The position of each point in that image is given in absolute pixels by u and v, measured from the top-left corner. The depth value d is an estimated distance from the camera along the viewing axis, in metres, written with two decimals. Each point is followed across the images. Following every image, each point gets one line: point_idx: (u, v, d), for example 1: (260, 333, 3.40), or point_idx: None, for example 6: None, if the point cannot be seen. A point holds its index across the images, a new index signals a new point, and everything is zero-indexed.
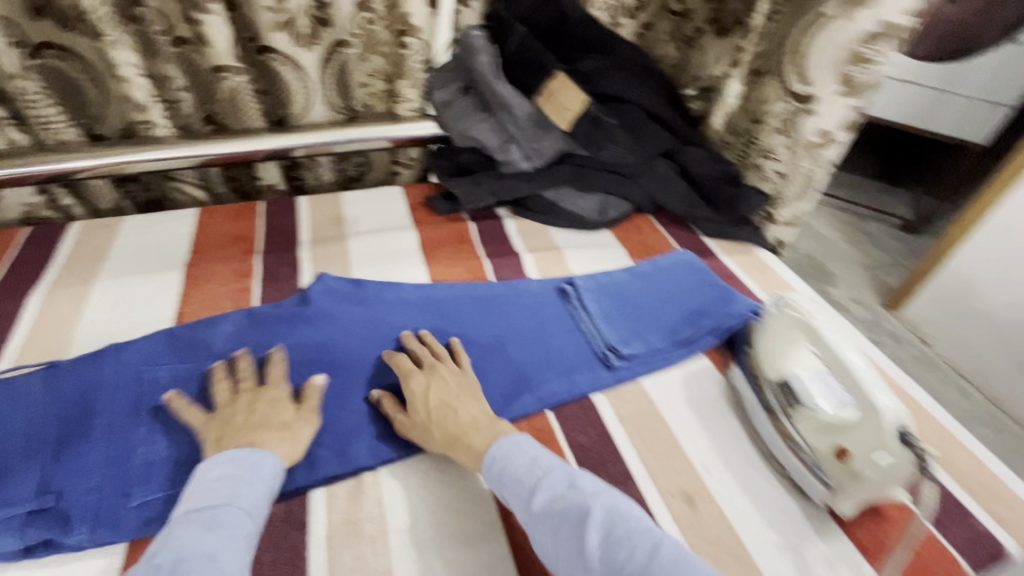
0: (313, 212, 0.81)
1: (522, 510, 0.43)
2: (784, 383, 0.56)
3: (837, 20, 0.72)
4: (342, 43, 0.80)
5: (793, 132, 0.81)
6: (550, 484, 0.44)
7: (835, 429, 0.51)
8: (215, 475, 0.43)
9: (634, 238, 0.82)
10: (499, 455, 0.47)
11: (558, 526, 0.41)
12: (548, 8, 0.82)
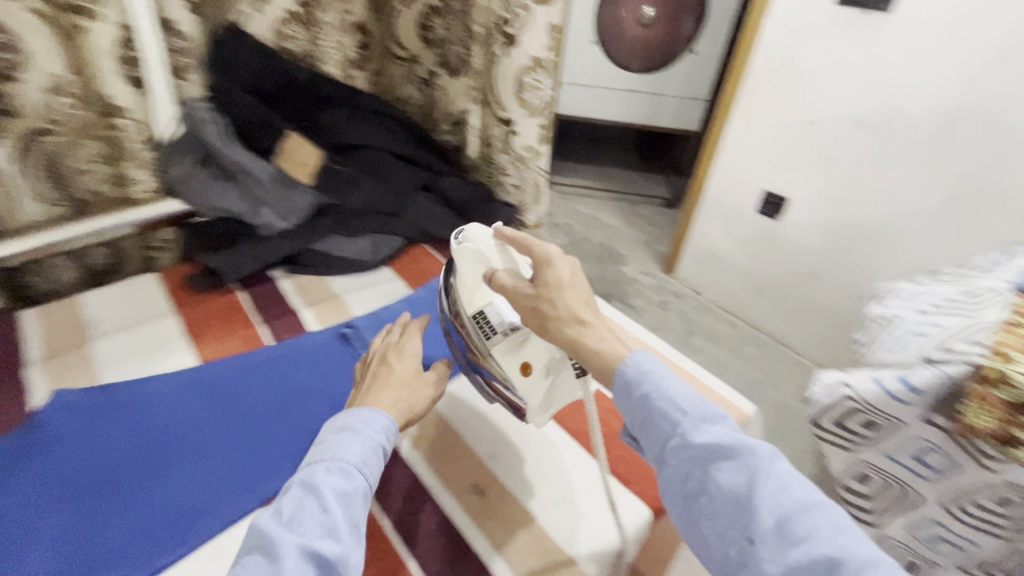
0: (43, 323, 0.71)
1: (664, 437, 0.40)
2: (478, 318, 0.55)
3: (503, 58, 0.84)
4: (40, 129, 0.72)
5: (512, 151, 0.93)
6: (708, 417, 0.39)
7: (520, 346, 0.53)
8: (333, 437, 0.46)
9: (412, 269, 0.87)
10: (642, 373, 0.41)
11: (700, 458, 0.38)
12: (274, 68, 0.85)
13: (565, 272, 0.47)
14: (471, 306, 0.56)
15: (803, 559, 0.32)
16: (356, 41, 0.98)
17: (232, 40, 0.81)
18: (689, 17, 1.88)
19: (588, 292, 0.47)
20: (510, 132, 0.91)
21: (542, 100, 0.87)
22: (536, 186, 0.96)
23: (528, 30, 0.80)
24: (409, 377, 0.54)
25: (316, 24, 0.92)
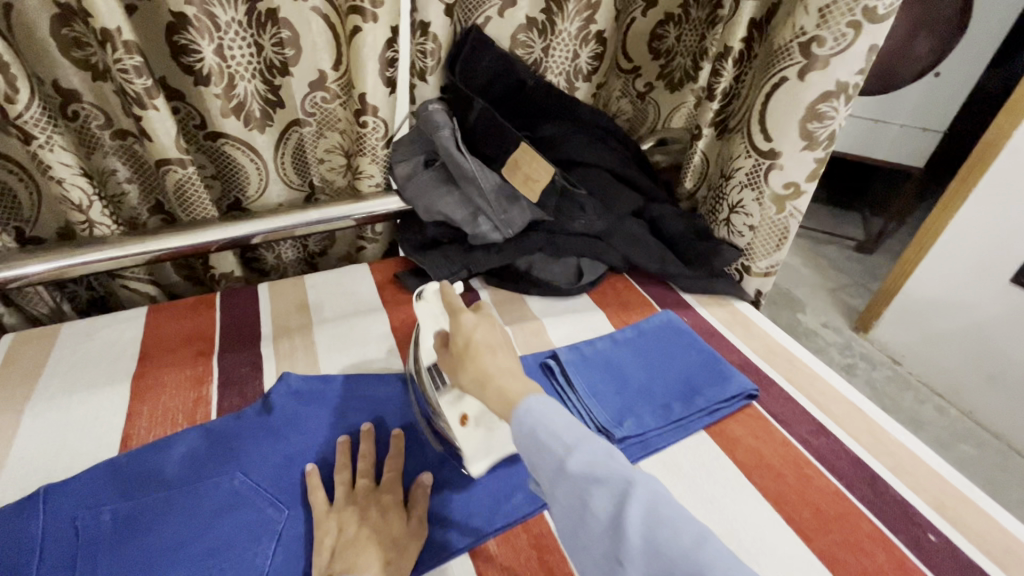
0: (274, 300, 0.76)
1: (552, 470, 0.40)
2: (431, 376, 0.56)
3: (793, 82, 0.72)
4: (298, 121, 0.79)
5: (760, 187, 0.80)
6: (587, 450, 0.40)
7: (459, 398, 0.55)
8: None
9: (613, 302, 0.81)
10: (528, 419, 0.42)
11: (582, 491, 0.38)
12: (508, 74, 0.80)
13: (477, 330, 0.49)
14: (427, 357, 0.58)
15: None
16: (590, 52, 0.90)
17: (476, 43, 0.77)
18: (930, 34, 1.47)
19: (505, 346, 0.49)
20: (769, 165, 0.79)
21: (828, 133, 0.74)
22: (784, 230, 0.82)
23: (841, 51, 0.68)
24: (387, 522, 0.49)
25: (553, 32, 0.85)
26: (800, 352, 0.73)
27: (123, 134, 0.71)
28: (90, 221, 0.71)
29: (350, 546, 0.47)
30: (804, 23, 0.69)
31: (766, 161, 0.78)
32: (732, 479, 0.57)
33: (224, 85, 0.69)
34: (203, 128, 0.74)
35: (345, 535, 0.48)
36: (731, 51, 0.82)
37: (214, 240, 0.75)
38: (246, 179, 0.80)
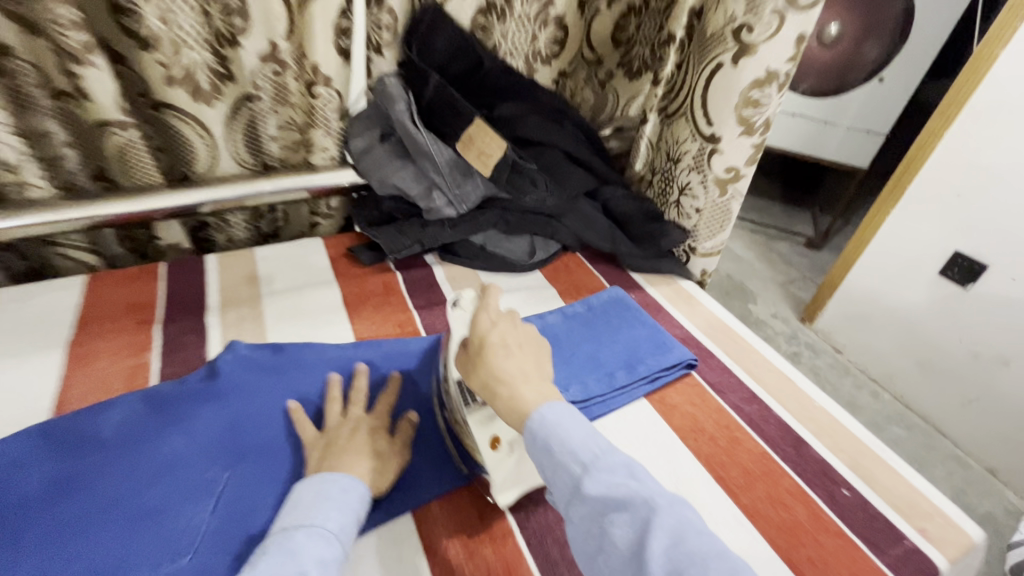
0: (222, 272, 0.75)
1: (571, 489, 0.41)
2: (461, 385, 0.55)
3: (727, 67, 0.75)
4: (250, 95, 0.76)
5: (704, 172, 0.84)
6: (607, 468, 0.41)
7: (490, 418, 0.54)
8: (308, 498, 0.47)
9: (566, 280, 0.82)
10: (543, 429, 0.44)
11: (599, 512, 0.39)
12: (469, 50, 0.81)
13: (493, 335, 0.51)
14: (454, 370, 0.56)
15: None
16: (549, 36, 0.93)
17: (433, 18, 0.77)
18: (879, 40, 1.60)
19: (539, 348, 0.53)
20: (710, 149, 0.82)
21: (764, 120, 0.77)
22: (725, 212, 0.86)
23: (770, 38, 0.71)
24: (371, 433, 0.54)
25: (508, 16, 0.86)
26: (739, 328, 0.77)
27: (58, 96, 0.66)
28: (25, 182, 0.69)
29: (341, 453, 0.51)
30: (735, 10, 0.73)
31: (708, 145, 0.81)
32: (669, 442, 0.60)
33: (172, 51, 0.67)
34: (147, 97, 0.70)
35: (335, 447, 0.52)
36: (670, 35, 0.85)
37: (156, 208, 0.74)
38: (192, 149, 0.77)
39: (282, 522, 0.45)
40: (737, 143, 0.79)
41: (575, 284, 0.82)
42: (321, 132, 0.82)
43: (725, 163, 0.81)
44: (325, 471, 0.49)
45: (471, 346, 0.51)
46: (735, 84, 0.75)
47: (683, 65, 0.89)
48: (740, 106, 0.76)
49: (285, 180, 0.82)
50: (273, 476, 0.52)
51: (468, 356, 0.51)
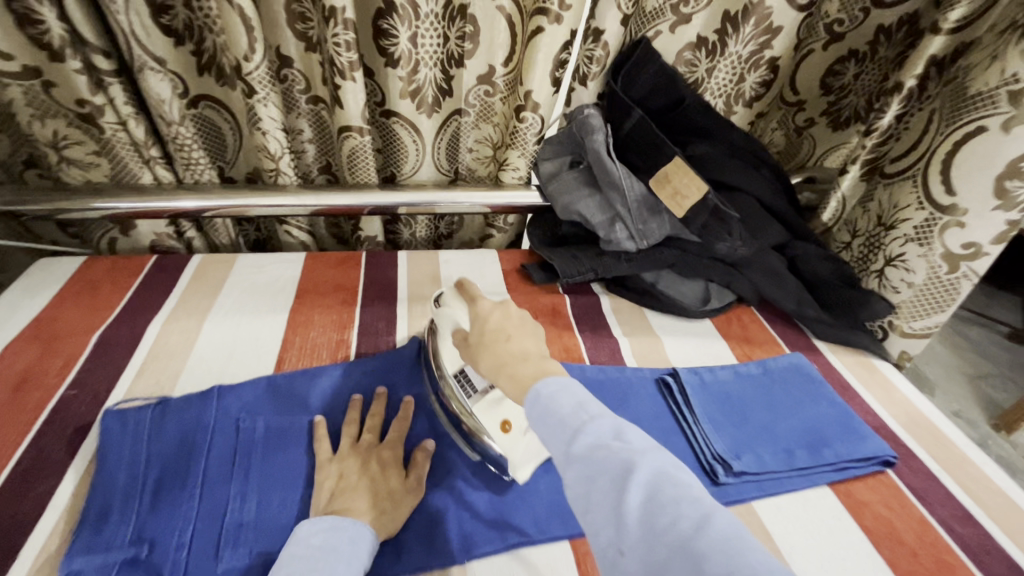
0: (411, 269, 0.82)
1: (560, 451, 0.37)
2: (461, 373, 0.57)
3: (994, 133, 0.65)
4: (460, 111, 0.84)
5: (929, 244, 0.73)
6: (595, 429, 0.37)
7: (494, 404, 0.55)
8: (313, 545, 0.43)
9: (738, 334, 0.77)
10: (541, 397, 0.40)
11: (584, 473, 0.35)
12: (670, 88, 0.80)
13: (494, 317, 0.48)
14: (451, 366, 0.58)
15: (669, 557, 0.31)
16: (757, 77, 0.88)
17: (642, 56, 0.78)
18: None
19: (526, 329, 0.47)
20: (946, 221, 0.71)
21: None
22: (952, 292, 0.75)
23: None
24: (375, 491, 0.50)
25: (722, 53, 0.84)
26: (950, 431, 0.66)
27: (318, 99, 0.80)
28: (277, 170, 0.81)
29: (350, 492, 0.49)
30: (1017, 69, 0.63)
31: (942, 215, 0.71)
32: (857, 544, 0.53)
33: (409, 69, 0.75)
34: (380, 105, 0.81)
35: (347, 481, 0.50)
36: (902, 87, 0.77)
37: (367, 204, 0.83)
38: (403, 155, 0.85)
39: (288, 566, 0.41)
40: (986, 217, 0.68)
41: (747, 339, 0.77)
42: (517, 154, 0.85)
43: (964, 238, 0.71)
44: (328, 518, 0.46)
45: (472, 335, 0.49)
46: (1003, 155, 0.65)
47: (906, 117, 0.80)
48: (999, 176, 0.66)
49: (473, 194, 0.86)
50: (444, 471, 0.55)
51: (476, 346, 0.47)
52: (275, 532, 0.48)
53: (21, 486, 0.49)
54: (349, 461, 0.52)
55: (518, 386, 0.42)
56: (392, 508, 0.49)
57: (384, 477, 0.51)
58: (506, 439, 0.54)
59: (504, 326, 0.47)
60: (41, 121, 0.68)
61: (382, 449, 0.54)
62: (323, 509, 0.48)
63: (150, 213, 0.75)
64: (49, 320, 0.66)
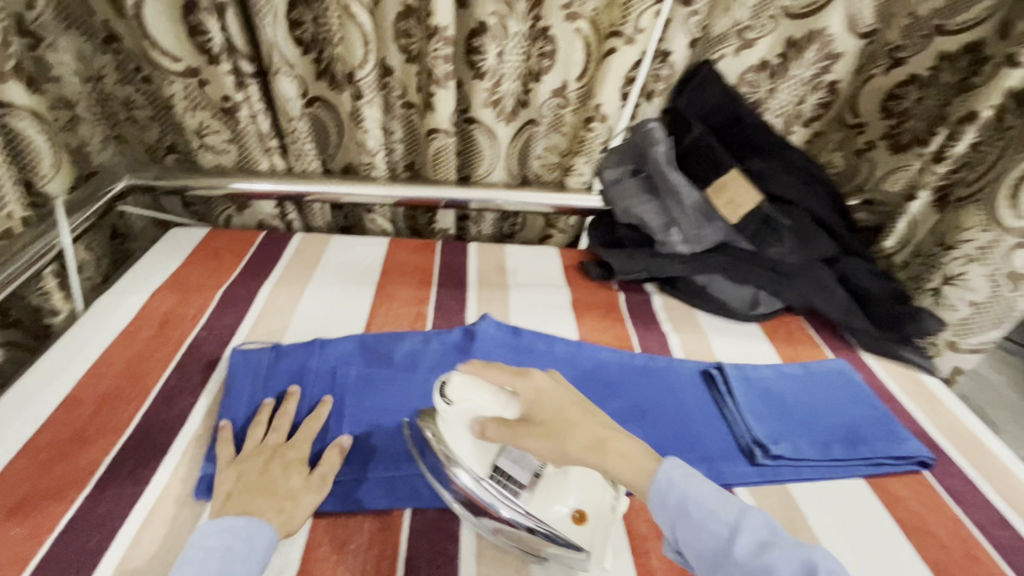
0: (480, 258, 0.91)
1: (713, 548, 0.41)
2: (495, 472, 0.49)
3: None
4: (534, 121, 0.93)
5: (995, 264, 0.77)
6: (750, 529, 0.41)
7: (546, 494, 0.49)
8: (203, 551, 0.44)
9: (784, 339, 0.81)
10: (674, 487, 0.44)
11: (740, 569, 0.39)
12: (729, 107, 0.86)
13: (548, 402, 0.47)
14: (480, 467, 0.49)
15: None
16: (817, 100, 0.93)
17: (706, 76, 0.85)
18: None
19: (590, 415, 0.48)
20: (1012, 241, 0.74)
21: None
22: (1010, 310, 0.79)
23: None
24: (272, 490, 0.49)
25: (784, 76, 0.89)
26: (994, 444, 0.67)
27: (411, 104, 0.90)
28: (372, 164, 0.92)
29: (245, 489, 0.49)
30: None
31: (1010, 237, 0.74)
32: (889, 531, 0.56)
33: (494, 82, 0.85)
34: (465, 113, 0.91)
35: (246, 477, 0.50)
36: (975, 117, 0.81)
37: (444, 198, 0.93)
38: (479, 157, 0.95)
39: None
40: None
41: (792, 344, 0.81)
42: (584, 161, 0.93)
43: None
44: (226, 516, 0.46)
45: (534, 422, 0.46)
46: None
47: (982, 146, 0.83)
48: None
49: (538, 196, 0.95)
50: None
51: (553, 432, 0.45)
52: (365, 456, 0.57)
53: (167, 400, 0.61)
54: (259, 457, 0.52)
55: (627, 463, 0.45)
56: (295, 503, 0.49)
57: (286, 474, 0.51)
58: (569, 528, 0.49)
59: (566, 403, 0.48)
60: (192, 112, 0.83)
61: (294, 449, 0.54)
62: (218, 510, 0.47)
63: (266, 194, 0.88)
64: (184, 275, 0.80)
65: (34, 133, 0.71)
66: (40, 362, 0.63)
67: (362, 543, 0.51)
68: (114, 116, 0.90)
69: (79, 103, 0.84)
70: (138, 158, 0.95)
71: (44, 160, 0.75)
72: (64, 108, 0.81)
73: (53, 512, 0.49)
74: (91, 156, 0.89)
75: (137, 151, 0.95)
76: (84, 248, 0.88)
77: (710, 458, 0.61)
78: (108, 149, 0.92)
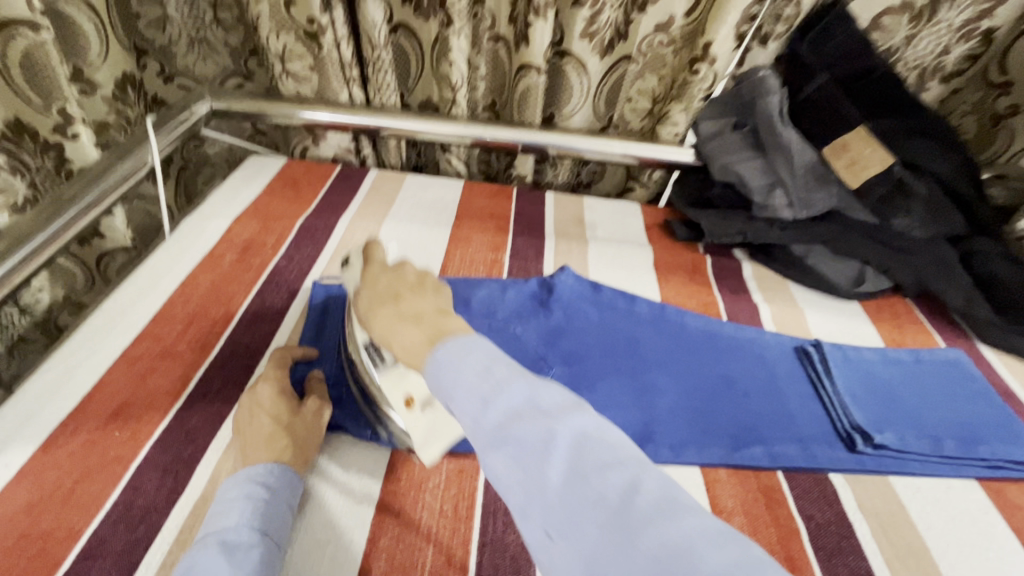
0: (557, 209, 0.87)
1: (471, 422, 0.32)
2: (367, 344, 0.51)
3: None
4: (629, 58, 0.85)
5: None
6: (507, 396, 0.32)
7: (404, 376, 0.50)
8: (231, 501, 0.41)
9: (889, 322, 0.74)
10: (443, 364, 0.35)
11: (515, 457, 0.30)
12: (859, 56, 0.75)
13: (386, 279, 0.47)
14: (360, 334, 0.52)
15: (600, 535, 0.27)
16: (964, 51, 0.80)
17: (838, 15, 0.74)
18: None
19: (397, 286, 0.45)
20: None
21: None
22: None
23: None
24: (265, 435, 0.46)
25: (928, 21, 0.78)
26: None
27: (498, 37, 0.85)
28: (454, 100, 0.87)
29: (249, 438, 0.47)
30: None
31: None
32: (1002, 538, 0.51)
33: (593, 10, 0.77)
34: (556, 46, 0.83)
35: (243, 432, 0.47)
36: None
37: (521, 140, 0.86)
38: (568, 95, 0.88)
39: (225, 531, 0.38)
40: None
41: (897, 328, 0.73)
42: (681, 109, 0.84)
43: None
44: (237, 472, 0.44)
45: (365, 299, 0.47)
46: None
47: None
48: None
49: (620, 144, 0.86)
50: (585, 382, 0.60)
51: (370, 302, 0.45)
52: None
53: (249, 324, 0.61)
54: (243, 405, 0.49)
55: (418, 345, 0.38)
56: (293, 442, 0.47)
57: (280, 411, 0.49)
58: (403, 414, 0.50)
59: (402, 286, 0.45)
60: (277, 35, 0.80)
61: (257, 390, 0.50)
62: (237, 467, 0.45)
63: (339, 125, 0.85)
64: (264, 204, 0.79)
65: (86, 22, 0.72)
66: (135, 276, 0.65)
67: (439, 483, 0.50)
68: (201, 18, 0.88)
69: (171, 2, 0.84)
70: (221, 64, 0.95)
71: (92, 47, 0.75)
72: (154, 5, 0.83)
73: (152, 420, 0.50)
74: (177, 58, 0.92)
75: (221, 55, 0.94)
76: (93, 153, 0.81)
77: (804, 440, 0.57)
78: (193, 54, 0.92)
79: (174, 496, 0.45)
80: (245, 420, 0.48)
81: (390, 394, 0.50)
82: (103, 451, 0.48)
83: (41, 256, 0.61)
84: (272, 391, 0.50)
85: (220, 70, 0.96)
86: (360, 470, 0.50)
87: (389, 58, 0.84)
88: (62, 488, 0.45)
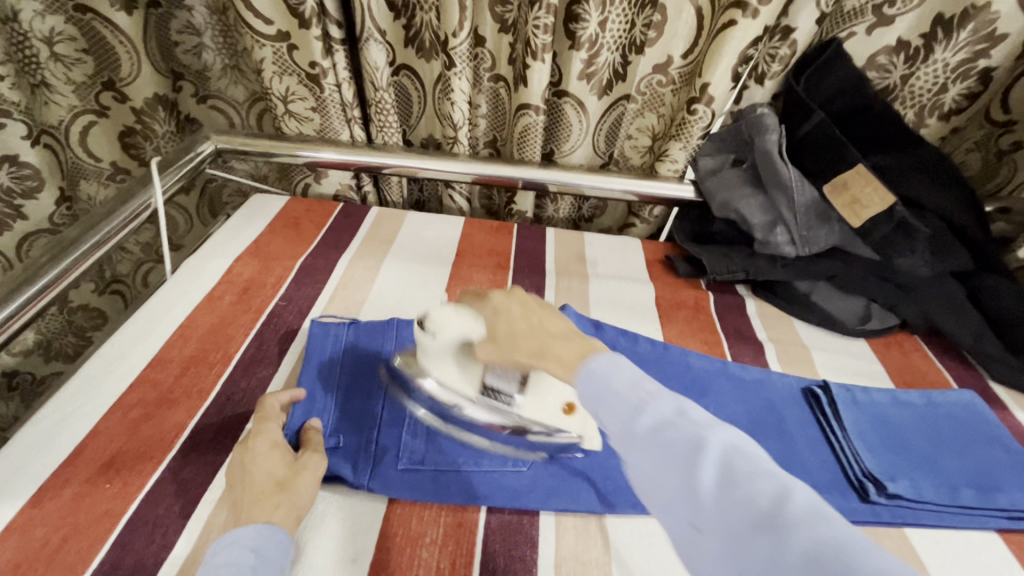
0: (558, 244, 0.87)
1: (622, 428, 0.35)
2: (484, 389, 0.56)
3: None
4: (628, 96, 0.87)
5: None
6: (655, 404, 0.35)
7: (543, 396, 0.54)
8: (220, 568, 0.39)
9: (898, 361, 0.72)
10: (592, 377, 0.38)
11: (664, 461, 0.33)
12: (858, 94, 0.75)
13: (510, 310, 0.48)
14: (473, 386, 0.56)
15: (755, 537, 0.28)
16: (962, 89, 0.79)
17: (833, 56, 0.75)
18: None
19: (526, 318, 0.47)
20: None
21: None
22: None
23: None
24: (257, 492, 0.45)
25: (924, 60, 0.78)
26: None
27: (499, 78, 0.87)
28: (455, 139, 0.88)
29: (241, 491, 0.45)
30: None
31: None
32: None
33: (591, 52, 0.78)
34: (555, 86, 0.85)
35: (234, 487, 0.46)
36: None
37: (520, 178, 0.86)
38: (567, 132, 0.88)
39: None
40: None
41: (905, 366, 0.72)
42: (680, 147, 0.84)
43: None
44: (226, 535, 0.42)
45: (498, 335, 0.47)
46: None
47: None
48: None
49: (619, 181, 0.86)
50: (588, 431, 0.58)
51: (498, 339, 0.47)
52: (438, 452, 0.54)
53: (246, 368, 0.60)
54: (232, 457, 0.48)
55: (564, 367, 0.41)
56: (285, 497, 0.45)
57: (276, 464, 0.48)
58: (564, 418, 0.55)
59: (527, 312, 0.47)
60: (280, 77, 0.82)
61: (247, 442, 0.49)
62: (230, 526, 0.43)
63: (341, 164, 0.86)
64: (265, 243, 0.80)
65: (116, 42, 0.78)
66: (134, 318, 0.64)
67: (437, 538, 0.48)
68: (234, 46, 0.89)
69: (206, 32, 0.87)
70: (252, 89, 0.94)
71: (123, 62, 0.80)
72: (191, 33, 0.87)
73: (144, 472, 0.49)
74: (211, 82, 0.93)
75: (250, 80, 0.92)
76: (94, 146, 0.88)
77: (813, 490, 0.55)
78: (226, 78, 0.93)
79: (163, 553, 0.44)
80: (240, 473, 0.47)
81: (535, 413, 0.55)
82: (93, 504, 0.46)
83: (38, 302, 0.60)
84: (264, 443, 0.49)
85: (250, 95, 0.95)
86: (355, 522, 0.49)
87: (391, 100, 0.85)
88: (49, 545, 0.44)
